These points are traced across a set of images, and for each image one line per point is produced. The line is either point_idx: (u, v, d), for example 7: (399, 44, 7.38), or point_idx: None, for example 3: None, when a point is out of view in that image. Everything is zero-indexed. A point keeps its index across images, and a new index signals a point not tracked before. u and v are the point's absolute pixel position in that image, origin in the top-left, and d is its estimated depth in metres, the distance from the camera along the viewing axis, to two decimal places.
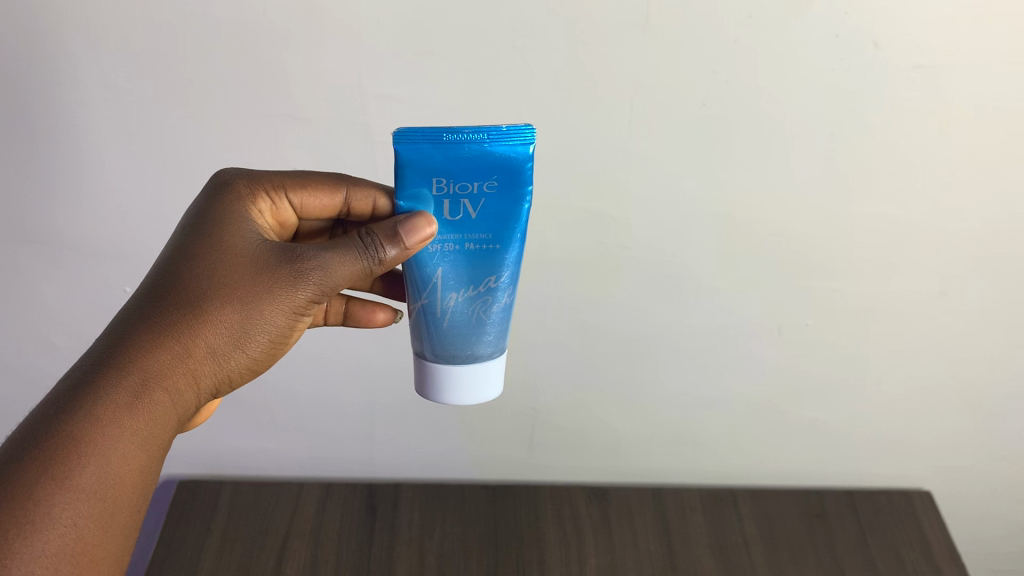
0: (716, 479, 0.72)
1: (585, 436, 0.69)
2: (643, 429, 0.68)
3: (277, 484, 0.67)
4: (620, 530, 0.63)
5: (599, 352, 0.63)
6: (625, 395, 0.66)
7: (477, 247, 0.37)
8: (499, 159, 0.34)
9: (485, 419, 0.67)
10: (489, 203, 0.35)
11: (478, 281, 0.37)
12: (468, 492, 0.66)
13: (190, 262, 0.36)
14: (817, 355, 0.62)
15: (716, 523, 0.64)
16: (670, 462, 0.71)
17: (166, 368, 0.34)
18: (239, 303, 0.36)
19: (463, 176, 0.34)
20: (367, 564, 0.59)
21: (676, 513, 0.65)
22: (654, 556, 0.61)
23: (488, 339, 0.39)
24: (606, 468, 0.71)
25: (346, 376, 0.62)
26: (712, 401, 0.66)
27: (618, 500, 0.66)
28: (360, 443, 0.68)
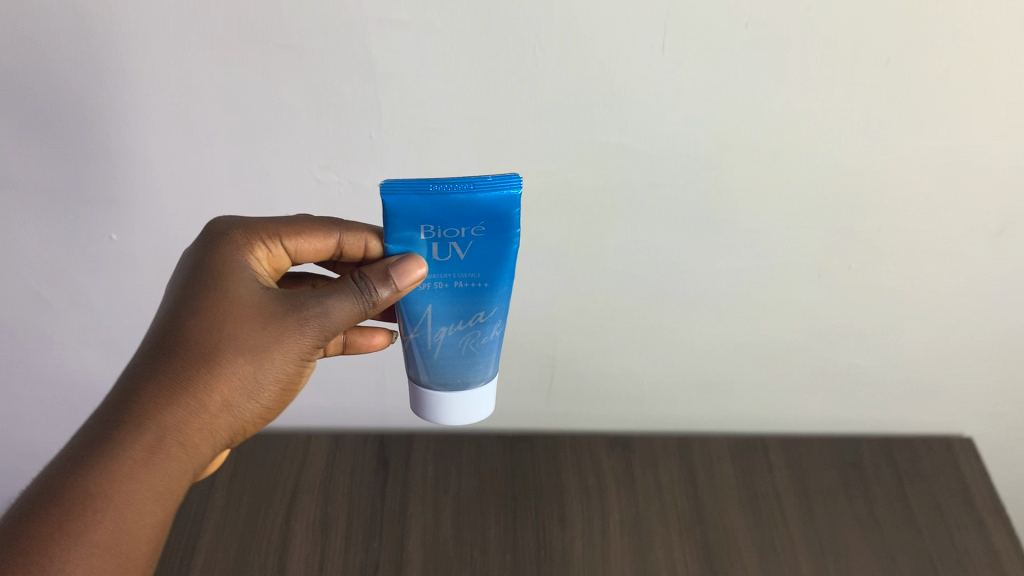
0: (744, 426, 0.68)
1: (609, 384, 0.65)
2: (669, 376, 0.64)
3: (284, 436, 0.65)
4: (642, 484, 0.60)
5: (622, 301, 0.58)
6: (654, 338, 0.61)
7: (466, 286, 0.37)
8: (485, 207, 0.34)
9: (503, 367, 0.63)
10: (476, 245, 0.35)
11: (467, 316, 0.38)
12: (483, 445, 0.64)
13: (197, 313, 0.36)
14: (859, 297, 0.57)
15: (745, 474, 0.61)
16: (697, 410, 0.67)
17: (181, 426, 0.34)
18: (247, 351, 0.36)
19: (451, 223, 0.34)
20: (378, 523, 0.58)
21: (704, 463, 0.62)
22: (682, 507, 0.59)
23: (478, 363, 0.41)
24: (629, 417, 0.68)
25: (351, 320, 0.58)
26: (743, 348, 0.62)
27: (641, 450, 0.63)
28: (368, 393, 0.65)
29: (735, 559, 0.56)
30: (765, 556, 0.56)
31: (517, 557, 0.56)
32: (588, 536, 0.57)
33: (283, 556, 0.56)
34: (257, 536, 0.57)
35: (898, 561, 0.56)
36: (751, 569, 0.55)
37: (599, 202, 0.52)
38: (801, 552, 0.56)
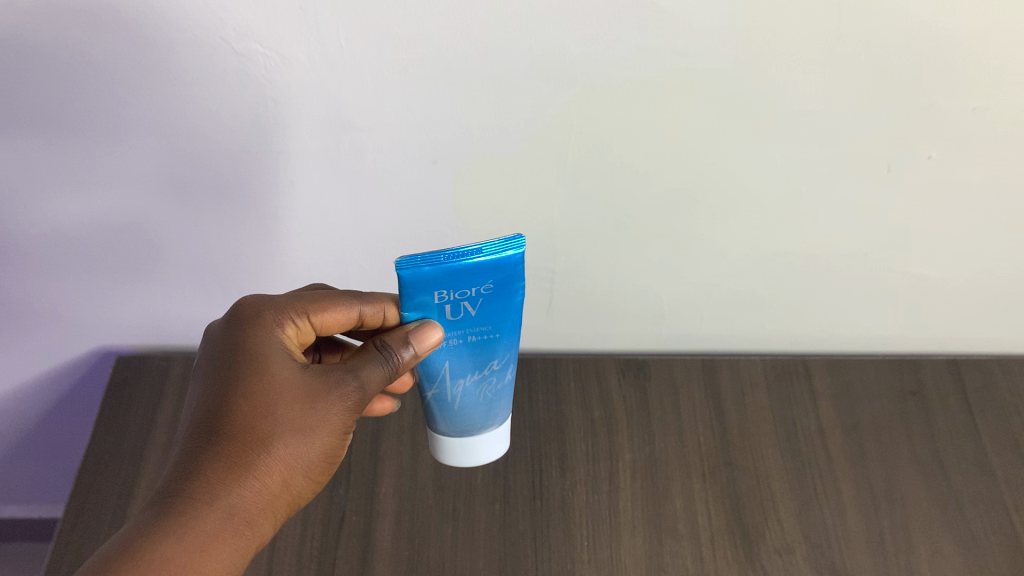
0: (783, 349, 0.56)
1: (626, 299, 0.53)
2: (701, 290, 0.52)
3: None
4: (658, 420, 0.51)
5: (641, 205, 0.45)
6: (683, 245, 0.48)
7: (477, 338, 0.35)
8: (496, 270, 0.32)
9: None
10: (486, 303, 0.34)
11: (484, 366, 0.37)
12: None
13: (248, 390, 0.34)
14: (942, 197, 0.44)
15: (783, 404, 0.51)
16: (728, 330, 0.55)
17: (244, 503, 0.33)
18: (300, 427, 0.35)
19: (464, 286, 0.32)
20: (346, 466, 0.49)
21: (734, 392, 0.52)
22: (705, 445, 0.50)
23: (495, 410, 0.40)
24: (646, 338, 0.56)
25: (303, 219, 0.46)
26: (793, 257, 0.49)
27: (658, 376, 0.53)
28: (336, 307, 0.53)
29: (769, 512, 0.47)
30: (805, 507, 0.47)
31: (508, 508, 0.47)
32: (593, 479, 0.48)
33: None
34: None
35: (966, 513, 0.47)
36: (788, 522, 0.46)
37: (610, 80, 0.38)
38: (848, 504, 0.47)
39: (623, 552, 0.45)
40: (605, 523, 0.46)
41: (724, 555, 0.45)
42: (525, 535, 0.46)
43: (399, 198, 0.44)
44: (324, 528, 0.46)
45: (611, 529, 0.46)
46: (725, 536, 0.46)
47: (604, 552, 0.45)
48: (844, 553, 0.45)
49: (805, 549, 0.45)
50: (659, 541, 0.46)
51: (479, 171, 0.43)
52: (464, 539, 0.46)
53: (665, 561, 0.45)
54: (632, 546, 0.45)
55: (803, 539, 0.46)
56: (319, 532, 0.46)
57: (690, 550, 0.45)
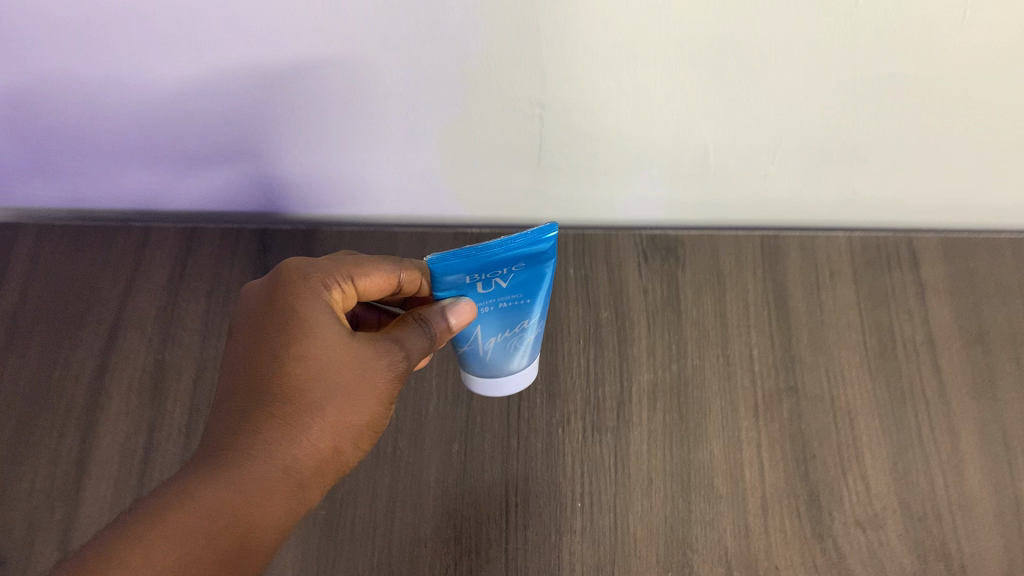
0: (893, 225, 0.37)
1: (670, 163, 0.32)
2: (795, 151, 0.31)
3: (100, 226, 0.38)
4: (693, 325, 0.35)
5: (693, 26, 0.24)
6: (769, 89, 0.27)
7: (508, 305, 0.27)
8: (534, 255, 0.25)
9: (444, 143, 0.31)
10: (526, 276, 0.26)
11: (517, 324, 0.28)
12: (432, 244, 0.37)
13: (289, 340, 0.25)
14: None
15: (877, 300, 0.35)
16: (825, 196, 0.35)
17: (290, 470, 0.24)
18: (361, 384, 0.26)
19: (493, 267, 0.25)
20: None
21: (805, 284, 0.36)
22: (760, 360, 0.34)
23: (517, 360, 0.31)
24: (701, 205, 0.36)
25: (83, 49, 0.26)
26: (959, 110, 0.28)
27: (697, 260, 0.36)
28: (216, 173, 0.34)
29: (848, 463, 0.32)
30: (902, 456, 0.32)
31: (471, 448, 0.33)
32: (594, 408, 0.34)
33: (88, 443, 0.34)
34: (47, 407, 0.34)
35: None
36: (876, 480, 0.32)
37: None
38: (966, 454, 0.32)
39: (633, 521, 0.31)
40: (609, 474, 0.32)
41: (780, 526, 0.31)
42: (494, 491, 0.32)
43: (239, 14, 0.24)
44: None
45: (618, 484, 0.32)
46: (783, 500, 0.32)
47: (606, 519, 0.31)
48: (958, 529, 0.31)
49: (900, 521, 0.31)
50: (687, 504, 0.32)
51: None
52: (407, 495, 0.32)
53: (693, 533, 0.31)
54: (647, 512, 0.32)
55: (899, 506, 0.31)
56: None
57: (732, 518, 0.31)
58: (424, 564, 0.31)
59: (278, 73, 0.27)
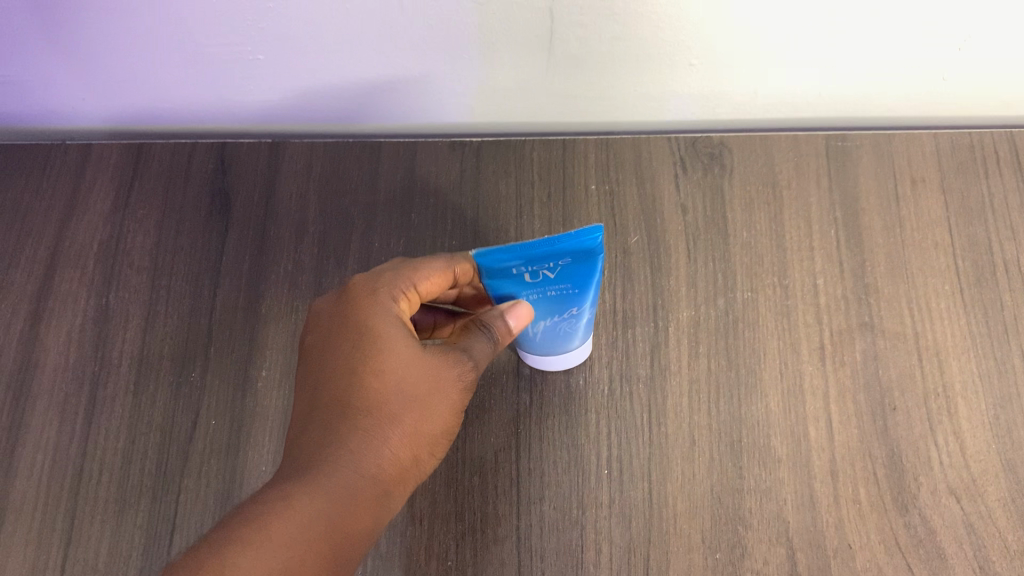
0: (993, 117, 0.30)
1: (717, 52, 0.26)
2: (881, 29, 0.24)
3: (32, 145, 0.32)
4: (743, 248, 0.29)
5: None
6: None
7: (558, 293, 0.23)
8: (582, 255, 0.21)
9: (430, 32, 0.25)
10: (576, 267, 0.22)
11: (567, 315, 0.24)
12: (421, 157, 0.31)
13: (363, 351, 0.23)
14: None
15: (971, 214, 0.29)
16: (907, 88, 0.28)
17: (379, 480, 0.21)
18: (437, 387, 0.23)
19: (534, 265, 0.22)
20: (206, 332, 0.29)
21: (882, 196, 0.29)
22: (828, 292, 0.28)
23: (573, 346, 0.26)
24: (749, 101, 0.29)
25: None
26: None
27: (746, 167, 0.30)
28: (152, 68, 0.27)
29: (938, 417, 0.26)
30: (1005, 406, 0.26)
31: (475, 403, 0.27)
32: (623, 353, 0.28)
33: (20, 405, 0.28)
34: None
35: None
36: (974, 436, 0.26)
37: None
38: None
39: (673, 491, 0.26)
40: (642, 433, 0.26)
41: (854, 495, 0.25)
42: (502, 458, 0.27)
43: None
44: (167, 442, 0.27)
45: (654, 446, 0.26)
46: (858, 465, 0.26)
47: (640, 489, 0.26)
48: None
49: (1005, 488, 0.25)
50: (738, 470, 0.26)
51: None
52: None
53: (746, 506, 0.25)
54: (690, 478, 0.26)
55: (1002, 469, 0.25)
56: (157, 452, 0.27)
57: (794, 486, 0.26)
58: (420, 547, 0.26)
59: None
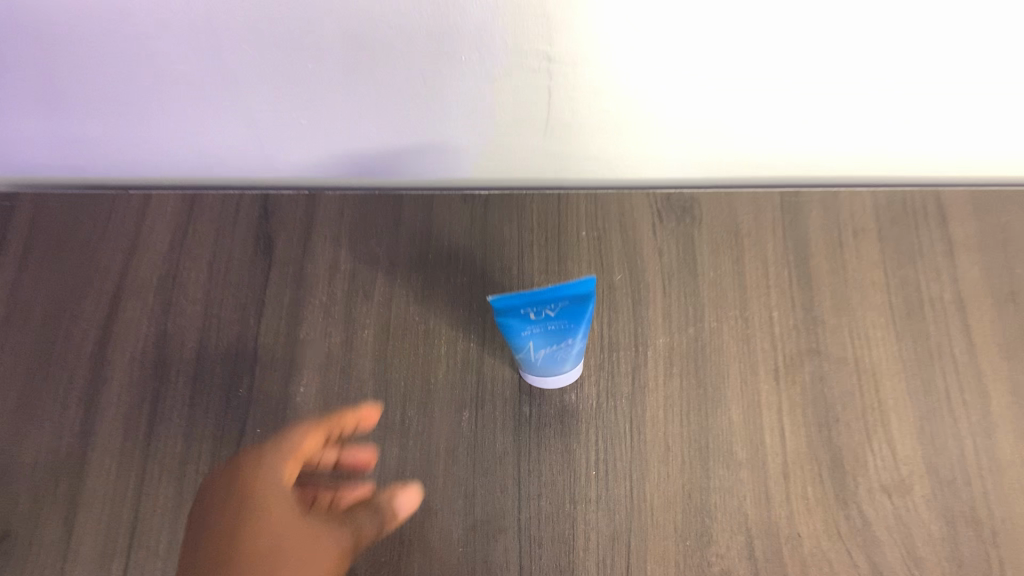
0: (917, 178, 0.36)
1: (683, 121, 0.31)
2: (815, 107, 0.30)
3: (101, 194, 0.37)
4: (711, 286, 0.34)
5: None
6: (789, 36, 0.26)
7: (557, 327, 0.28)
8: (575, 299, 0.28)
9: (448, 101, 0.30)
10: (572, 308, 0.28)
11: (561, 345, 0.29)
12: (437, 209, 0.36)
13: (248, 513, 0.24)
14: None
15: (903, 258, 0.34)
16: (840, 153, 0.34)
17: None
18: (316, 549, 0.24)
19: (539, 307, 0.27)
20: (252, 354, 0.34)
21: (828, 243, 0.34)
22: (781, 323, 0.33)
23: (566, 372, 0.31)
24: (710, 162, 0.35)
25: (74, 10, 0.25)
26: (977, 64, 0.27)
27: (713, 218, 0.35)
28: (215, 129, 0.33)
29: (874, 427, 0.31)
30: (930, 419, 0.31)
31: (482, 415, 0.32)
32: (609, 372, 0.32)
33: (91, 415, 0.33)
34: (52, 378, 0.34)
35: None
36: (903, 444, 0.31)
37: None
38: (998, 418, 0.31)
39: (650, 488, 0.30)
40: (624, 440, 0.31)
41: (803, 493, 0.30)
42: (506, 461, 0.31)
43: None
44: (218, 447, 0.32)
45: (634, 451, 0.31)
46: (806, 466, 0.30)
47: (622, 487, 0.30)
48: (989, 493, 0.30)
49: (928, 487, 0.30)
50: (705, 471, 0.31)
51: None
52: (416, 466, 0.31)
53: (712, 501, 0.30)
54: (664, 479, 0.30)
55: (927, 471, 0.30)
56: (209, 455, 0.32)
57: (752, 485, 0.30)
58: (437, 534, 0.30)
59: (277, 18, 0.25)
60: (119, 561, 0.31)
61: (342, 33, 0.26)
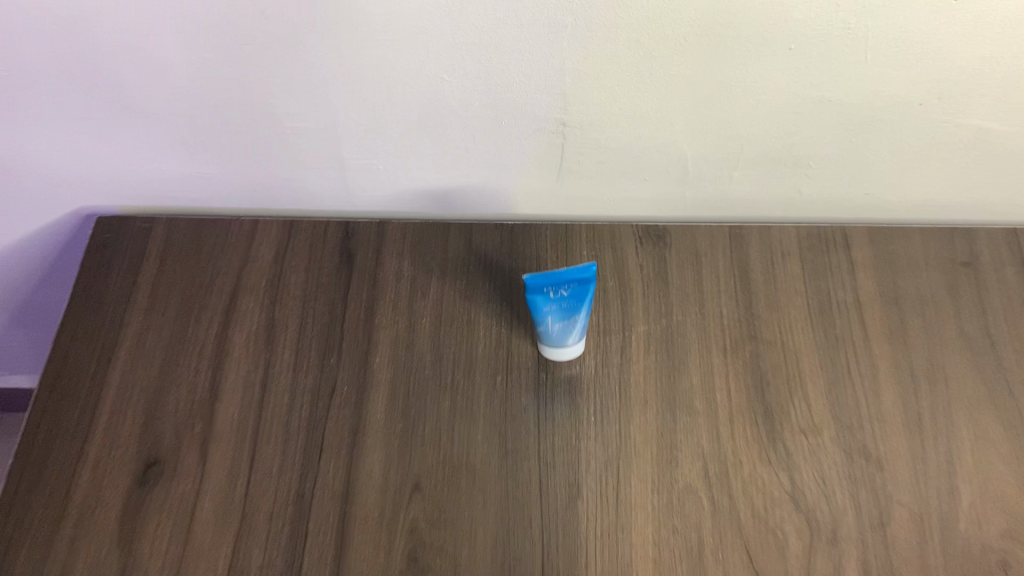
0: (824, 214, 0.49)
1: (648, 160, 0.45)
2: (737, 148, 0.44)
3: (223, 218, 0.50)
4: (677, 290, 0.46)
5: (671, 36, 0.38)
6: (718, 89, 0.41)
7: (569, 305, 0.41)
8: (582, 282, 0.40)
9: (497, 139, 0.44)
10: (580, 289, 0.40)
11: (571, 321, 0.42)
12: (475, 233, 0.49)
13: None
14: (984, 19, 0.36)
15: (818, 272, 0.46)
16: (759, 191, 0.47)
17: None
18: None
19: (558, 284, 0.40)
20: (339, 332, 0.45)
21: (764, 263, 0.47)
22: (728, 318, 0.45)
23: (571, 346, 0.43)
24: (669, 196, 0.48)
25: (269, 67, 0.39)
26: (836, 112, 0.42)
27: (679, 244, 0.47)
28: (321, 164, 0.46)
29: (795, 387, 0.43)
30: (836, 383, 0.43)
31: (511, 378, 0.44)
32: (604, 350, 0.44)
33: (219, 374, 0.44)
34: (187, 351, 0.45)
35: (1016, 395, 0.42)
36: (815, 398, 0.42)
37: None
38: (884, 385, 0.43)
39: (633, 427, 0.42)
40: (615, 396, 0.43)
41: (743, 432, 0.42)
42: (528, 410, 0.43)
43: (372, 39, 0.38)
44: (315, 398, 0.43)
45: (621, 403, 0.43)
46: (746, 416, 0.42)
47: (613, 428, 0.42)
48: (877, 436, 0.41)
49: (833, 430, 0.42)
50: (673, 417, 0.42)
51: (472, 12, 0.37)
52: (462, 409, 0.43)
53: (677, 439, 0.42)
54: (644, 422, 0.42)
55: (832, 420, 0.42)
56: (309, 403, 0.43)
57: (706, 427, 0.42)
58: (478, 459, 0.41)
59: (392, 73, 0.40)
60: (242, 479, 0.41)
61: (429, 85, 0.41)
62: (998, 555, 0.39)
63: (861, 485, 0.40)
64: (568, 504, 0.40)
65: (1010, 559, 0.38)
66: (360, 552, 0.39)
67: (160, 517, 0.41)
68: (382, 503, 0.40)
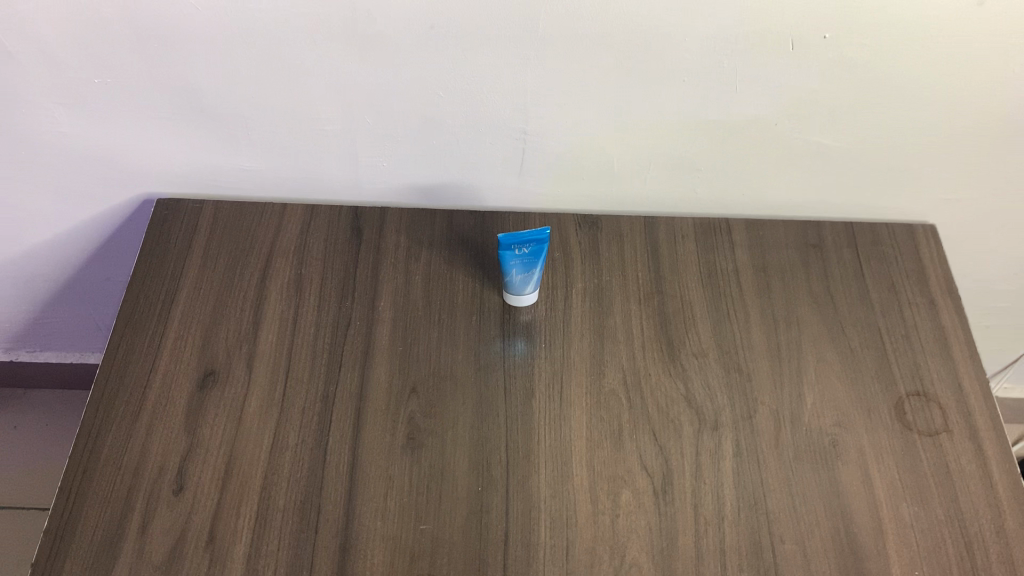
0: (713, 209, 0.66)
1: (585, 164, 0.62)
2: (650, 156, 0.61)
3: (258, 203, 0.65)
4: (606, 259, 0.62)
5: (603, 71, 0.54)
6: (635, 111, 0.57)
7: (529, 259, 0.55)
8: (539, 240, 0.54)
9: (475, 145, 0.60)
10: (538, 248, 0.55)
11: (530, 272, 0.56)
12: (454, 218, 0.65)
13: None
14: (812, 67, 0.54)
15: (707, 250, 0.63)
16: (665, 190, 0.64)
17: None
18: None
19: (523, 241, 0.54)
20: (352, 283, 0.60)
21: (669, 242, 0.63)
22: (642, 279, 0.61)
23: (528, 294, 0.58)
24: (600, 193, 0.65)
25: (316, 81, 0.55)
26: (719, 131, 0.59)
27: (607, 229, 0.64)
28: (342, 161, 0.62)
29: (690, 325, 0.59)
30: (719, 323, 0.59)
31: (483, 317, 0.59)
32: (551, 299, 0.60)
33: (260, 311, 0.58)
34: (234, 296, 0.59)
35: (846, 333, 0.59)
36: (704, 332, 0.58)
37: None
38: (754, 324, 0.59)
39: (573, 351, 0.57)
40: (559, 330, 0.58)
41: (652, 355, 0.57)
42: (495, 337, 0.58)
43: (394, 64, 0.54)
44: (335, 328, 0.57)
45: (564, 335, 0.58)
46: (654, 344, 0.58)
47: (557, 351, 0.57)
48: (747, 357, 0.57)
49: (716, 354, 0.57)
50: (601, 345, 0.57)
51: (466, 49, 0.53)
52: (446, 338, 0.57)
53: (604, 358, 0.57)
54: (581, 348, 0.57)
55: (716, 347, 0.58)
56: (330, 331, 0.57)
57: (625, 351, 0.57)
58: (460, 370, 0.56)
59: (404, 91, 0.56)
60: (280, 384, 0.55)
61: (429, 100, 0.56)
62: (830, 437, 0.54)
63: (735, 389, 0.56)
64: (525, 400, 0.55)
65: (838, 439, 0.54)
66: (371, 433, 0.53)
67: (217, 411, 0.54)
68: (387, 398, 0.54)
